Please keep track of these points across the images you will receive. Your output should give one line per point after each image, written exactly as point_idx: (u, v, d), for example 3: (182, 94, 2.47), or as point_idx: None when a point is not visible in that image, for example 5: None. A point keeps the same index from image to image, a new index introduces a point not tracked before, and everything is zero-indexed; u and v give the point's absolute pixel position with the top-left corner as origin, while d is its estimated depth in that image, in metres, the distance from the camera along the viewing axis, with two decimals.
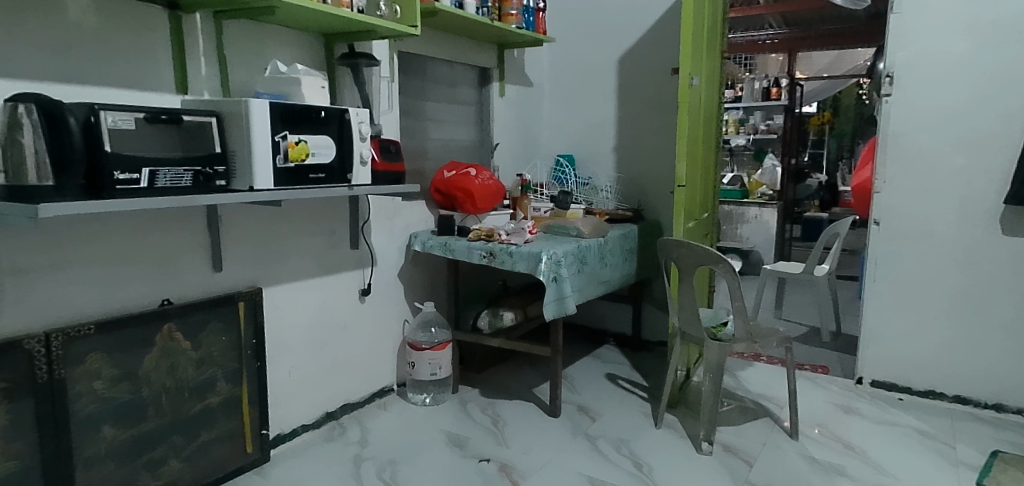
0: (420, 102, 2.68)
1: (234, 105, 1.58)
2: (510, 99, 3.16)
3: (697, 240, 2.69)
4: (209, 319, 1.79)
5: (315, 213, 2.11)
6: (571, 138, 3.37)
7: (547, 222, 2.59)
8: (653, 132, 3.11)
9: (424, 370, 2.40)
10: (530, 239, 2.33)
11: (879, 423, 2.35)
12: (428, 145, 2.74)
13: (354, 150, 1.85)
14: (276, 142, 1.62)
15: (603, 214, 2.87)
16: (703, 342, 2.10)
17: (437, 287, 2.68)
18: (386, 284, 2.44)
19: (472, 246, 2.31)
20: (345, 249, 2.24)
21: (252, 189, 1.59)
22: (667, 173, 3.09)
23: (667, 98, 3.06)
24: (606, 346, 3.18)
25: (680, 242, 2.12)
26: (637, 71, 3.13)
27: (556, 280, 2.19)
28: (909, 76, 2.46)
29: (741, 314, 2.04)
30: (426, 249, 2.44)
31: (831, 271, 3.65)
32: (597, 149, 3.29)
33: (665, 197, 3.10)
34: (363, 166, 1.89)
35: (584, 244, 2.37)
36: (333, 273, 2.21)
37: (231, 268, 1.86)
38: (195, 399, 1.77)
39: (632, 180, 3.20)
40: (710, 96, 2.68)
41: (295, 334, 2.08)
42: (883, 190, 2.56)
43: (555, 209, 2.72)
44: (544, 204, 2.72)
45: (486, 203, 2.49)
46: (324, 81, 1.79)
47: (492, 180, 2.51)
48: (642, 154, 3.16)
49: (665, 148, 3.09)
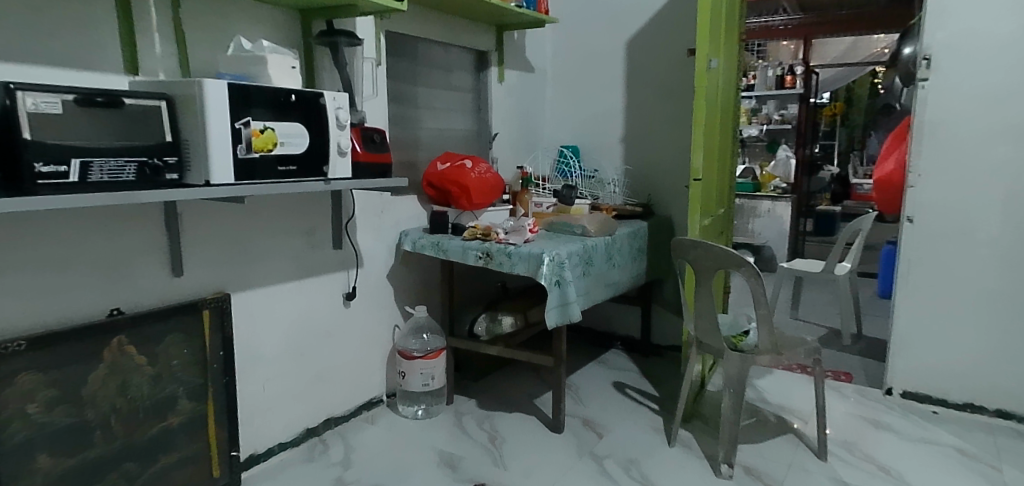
0: (410, 88, 2.47)
1: (187, 86, 1.37)
2: (510, 86, 2.94)
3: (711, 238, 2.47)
4: (167, 330, 1.58)
5: (292, 210, 1.90)
6: (575, 128, 3.16)
7: (549, 219, 2.38)
8: (665, 122, 2.89)
9: (415, 381, 2.19)
10: (530, 238, 2.12)
11: (915, 441, 2.14)
12: (420, 136, 2.54)
13: (331, 139, 1.64)
14: (237, 129, 1.41)
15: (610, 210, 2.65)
16: (722, 353, 1.89)
17: (430, 290, 2.47)
18: (374, 286, 2.24)
19: (467, 245, 2.09)
20: (327, 249, 2.03)
21: (208, 183, 1.38)
22: (679, 166, 2.87)
23: (679, 84, 2.84)
24: (613, 351, 2.97)
25: (697, 242, 1.90)
26: (647, 56, 2.91)
27: (558, 284, 1.98)
28: (948, 59, 2.23)
29: (766, 323, 1.83)
30: (417, 248, 2.21)
31: (852, 269, 3.43)
32: (604, 140, 3.07)
33: (676, 191, 2.88)
34: (341, 157, 1.68)
35: (590, 243, 2.16)
36: (313, 275, 2.00)
37: (194, 272, 1.65)
38: (152, 421, 1.57)
39: (641, 173, 2.98)
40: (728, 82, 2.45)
41: (270, 344, 1.88)
42: (918, 184, 2.34)
43: (559, 205, 2.52)
44: (546, 200, 2.53)
45: (482, 197, 2.29)
46: (296, 61, 1.58)
47: (489, 173, 2.33)
48: (652, 146, 2.94)
49: (678, 139, 2.87)
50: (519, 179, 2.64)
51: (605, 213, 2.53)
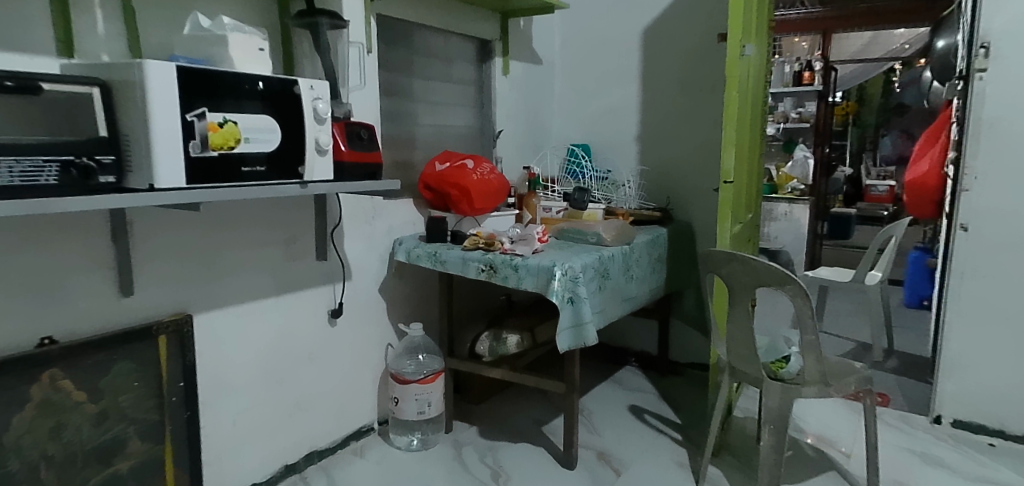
0: (406, 81, 2.23)
1: (125, 69, 1.12)
2: (515, 79, 2.70)
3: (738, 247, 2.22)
4: (113, 360, 1.34)
5: (268, 218, 1.65)
6: (585, 126, 2.91)
7: (560, 225, 2.13)
8: (686, 119, 2.65)
9: (409, 408, 1.95)
10: (539, 248, 1.87)
11: (974, 480, 1.89)
12: (416, 134, 2.30)
13: (308, 135, 1.40)
14: (188, 122, 1.17)
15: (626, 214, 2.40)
16: (763, 384, 1.65)
17: (427, 305, 2.23)
18: (364, 301, 1.99)
19: (467, 256, 1.85)
20: (309, 262, 1.79)
21: (153, 187, 1.14)
22: (701, 167, 2.63)
23: (702, 77, 2.59)
24: (627, 368, 2.74)
25: (732, 255, 1.65)
26: (666, 46, 2.66)
27: (572, 301, 1.73)
28: (1009, 47, 1.98)
29: (813, 350, 1.58)
30: (411, 259, 1.97)
31: (884, 278, 3.17)
32: (617, 139, 2.83)
33: (697, 194, 2.64)
34: (320, 156, 1.44)
35: (606, 254, 1.91)
36: (293, 291, 1.76)
37: (147, 291, 1.40)
38: (95, 467, 1.33)
39: (659, 175, 2.74)
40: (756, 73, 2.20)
41: (242, 372, 1.63)
42: (973, 187, 2.09)
43: (569, 209, 2.25)
44: (555, 203, 2.26)
45: (484, 200, 2.06)
46: (264, 42, 1.34)
47: (493, 174, 2.10)
48: (670, 145, 2.69)
49: (699, 137, 2.62)
50: (526, 180, 2.40)
51: (621, 218, 2.28)
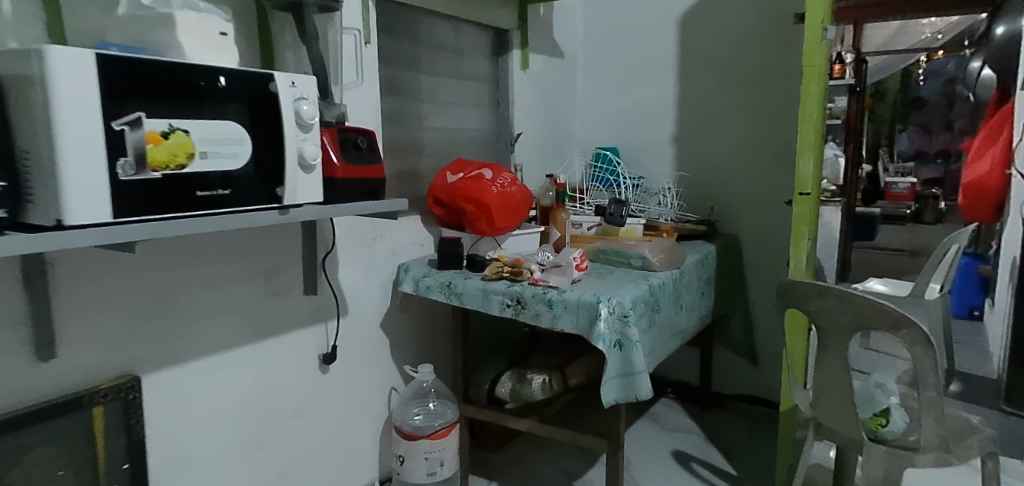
0: (411, 77, 1.91)
1: (21, 57, 0.79)
2: (534, 75, 2.38)
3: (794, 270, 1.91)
4: (30, 445, 1.01)
5: (241, 247, 1.33)
6: (613, 127, 2.59)
7: (597, 243, 1.82)
8: (731, 117, 2.32)
9: (417, 469, 1.61)
10: (577, 279, 1.54)
11: None
12: (424, 139, 1.98)
13: (289, 146, 1.06)
14: (116, 133, 0.84)
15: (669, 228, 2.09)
16: (864, 449, 1.33)
17: (438, 340, 1.91)
18: (363, 340, 1.66)
19: (489, 289, 1.52)
20: (295, 299, 1.47)
21: (62, 224, 0.81)
22: (748, 172, 2.30)
23: (749, 69, 2.27)
24: (663, 401, 2.42)
25: (823, 290, 1.33)
26: (707, 34, 2.33)
27: (621, 345, 1.41)
28: None
29: (933, 409, 1.25)
30: (420, 291, 1.63)
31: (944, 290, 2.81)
32: (650, 141, 2.51)
33: (743, 203, 2.32)
34: (305, 173, 1.11)
35: (656, 283, 1.59)
36: (275, 335, 1.43)
37: (77, 351, 1.07)
38: None
39: (699, 182, 2.41)
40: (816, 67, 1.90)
41: (210, 440, 1.31)
42: None
43: (603, 225, 1.95)
44: (587, 219, 1.99)
45: (506, 216, 1.75)
46: (228, 25, 1.02)
47: (514, 186, 1.78)
48: (713, 148, 2.37)
49: (745, 139, 2.30)
50: (550, 190, 2.10)
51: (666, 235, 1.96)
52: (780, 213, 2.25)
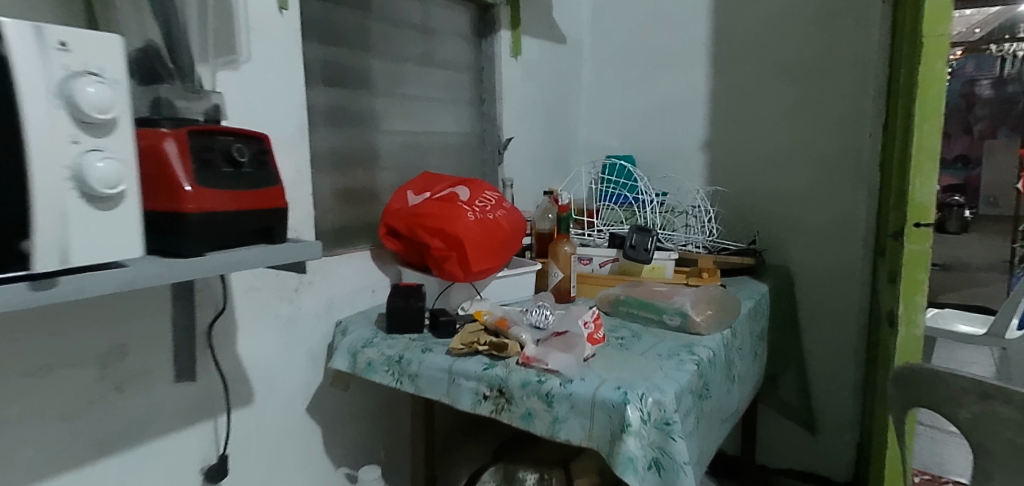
0: (361, 62, 1.41)
1: None
2: (529, 64, 1.88)
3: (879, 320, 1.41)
4: None
5: (54, 320, 0.83)
6: (628, 130, 2.11)
7: (617, 288, 1.34)
8: (781, 118, 1.84)
9: None
10: (593, 353, 1.04)
11: None
12: (382, 146, 1.49)
13: (46, 162, 0.56)
14: None
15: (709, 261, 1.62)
16: None
17: (396, 421, 1.40)
18: (281, 434, 1.16)
19: (456, 372, 1.01)
20: (162, 390, 0.97)
21: None
22: (804, 188, 1.82)
23: (806, 57, 1.79)
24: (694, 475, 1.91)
25: (996, 390, 0.81)
26: (749, 13, 1.86)
27: (660, 471, 0.89)
28: None
29: None
30: (358, 370, 1.12)
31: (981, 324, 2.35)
32: (674, 147, 2.02)
33: (794, 226, 1.84)
34: (94, 210, 0.60)
35: (706, 357, 1.08)
36: (127, 450, 0.93)
37: None
38: None
39: (738, 201, 1.93)
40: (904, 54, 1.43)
41: None
42: None
43: (619, 261, 1.48)
44: (598, 251, 1.49)
45: (487, 255, 1.25)
46: None
47: (498, 211, 1.30)
48: (756, 157, 1.89)
49: (802, 146, 1.81)
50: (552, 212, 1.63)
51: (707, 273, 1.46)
52: (845, 242, 1.77)
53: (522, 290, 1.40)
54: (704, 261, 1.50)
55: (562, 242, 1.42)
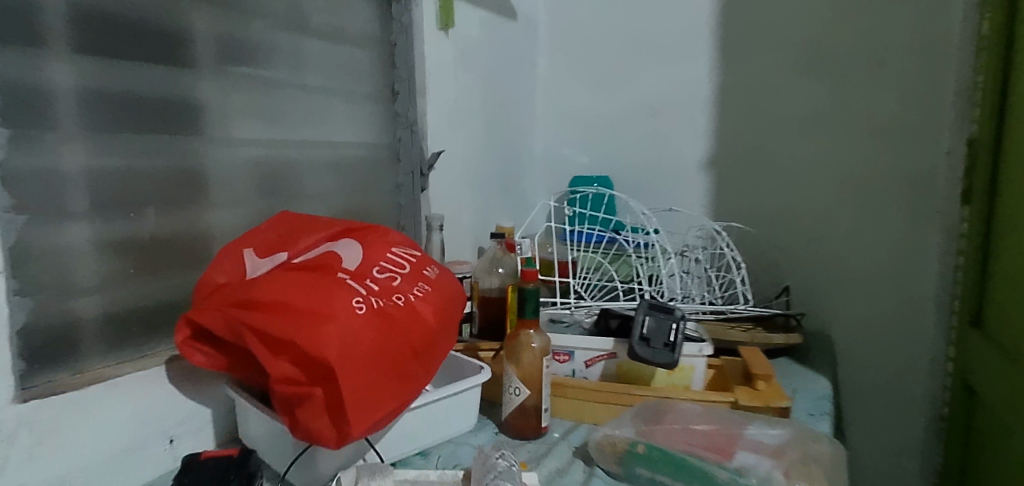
0: (167, 12, 0.78)
1: None
2: (465, 43, 1.29)
3: None
4: None
5: None
6: (602, 140, 1.55)
7: (629, 425, 0.76)
8: (814, 130, 1.33)
9: None
10: None
11: None
12: (221, 164, 0.86)
13: None
14: None
15: (740, 338, 1.07)
16: None
17: None
18: None
19: None
20: None
21: None
22: (851, 227, 1.30)
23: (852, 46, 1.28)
24: None
25: None
26: None
27: None
28: None
29: None
30: None
31: None
32: (666, 165, 1.48)
33: (836, 276, 1.33)
34: None
35: None
36: None
37: None
38: None
39: (756, 240, 1.40)
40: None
41: None
42: None
43: (614, 355, 0.91)
44: (581, 339, 0.92)
45: (383, 381, 0.64)
46: None
47: (416, 293, 0.72)
48: (781, 181, 1.36)
49: (848, 167, 1.30)
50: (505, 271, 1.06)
51: (756, 368, 0.91)
52: (911, 304, 1.26)
53: (455, 422, 0.82)
54: (753, 356, 0.93)
55: (526, 332, 0.85)
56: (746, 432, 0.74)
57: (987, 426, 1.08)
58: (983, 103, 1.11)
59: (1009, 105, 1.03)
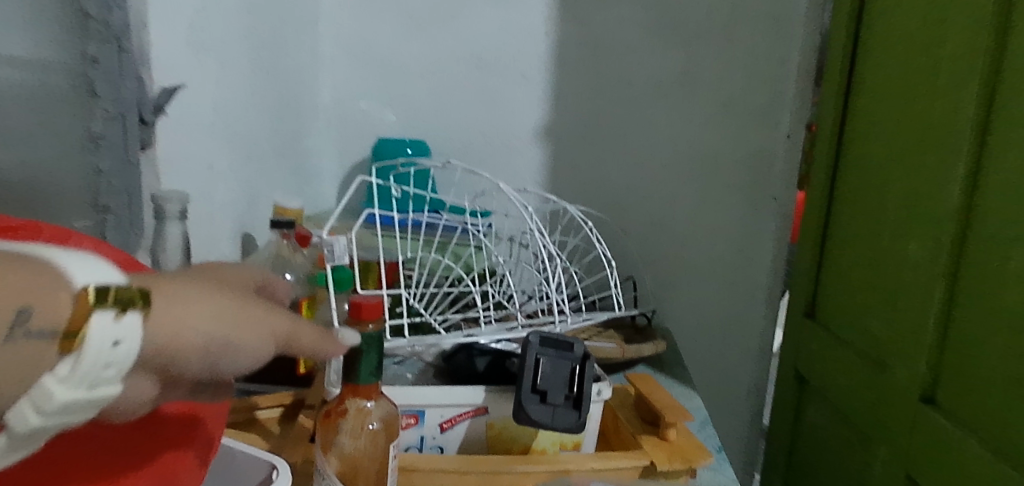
0: None
1: None
2: None
3: None
4: None
5: None
6: (412, 94, 1.20)
7: None
8: (662, 99, 1.15)
9: None
10: None
11: None
12: None
13: None
14: None
15: (613, 352, 0.85)
16: None
17: None
18: None
19: None
20: None
21: None
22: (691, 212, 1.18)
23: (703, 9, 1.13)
24: None
25: None
26: None
27: None
28: None
29: None
30: None
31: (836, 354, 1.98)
32: (493, 131, 1.20)
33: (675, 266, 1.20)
34: None
35: None
36: None
37: None
38: None
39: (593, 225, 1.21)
40: (904, 21, 0.84)
41: None
42: None
43: (482, 411, 0.62)
44: (433, 391, 0.60)
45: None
46: None
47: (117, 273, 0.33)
48: (625, 156, 1.17)
49: (692, 146, 1.16)
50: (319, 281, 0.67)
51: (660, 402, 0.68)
52: (743, 294, 1.18)
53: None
54: (653, 388, 0.70)
55: (356, 404, 0.51)
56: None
57: (809, 448, 1.02)
58: (821, 89, 1.04)
59: (855, 93, 0.96)
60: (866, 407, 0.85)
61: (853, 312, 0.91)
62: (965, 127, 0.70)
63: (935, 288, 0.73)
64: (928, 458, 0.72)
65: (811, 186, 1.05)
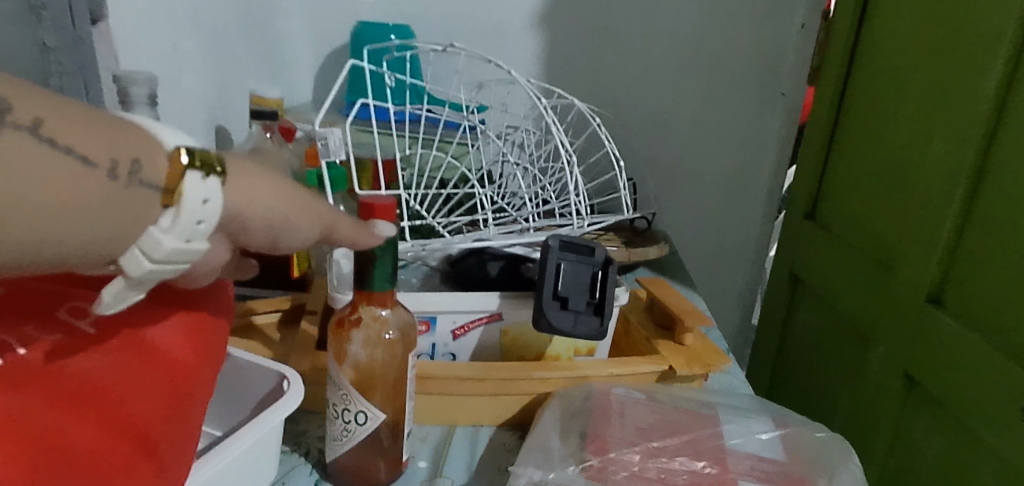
0: None
1: None
2: None
3: (878, 402, 0.82)
4: None
5: None
6: None
7: (566, 463, 0.46)
8: None
9: None
10: None
11: None
12: None
13: None
14: None
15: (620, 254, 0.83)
16: None
17: None
18: None
19: None
20: None
21: None
22: (693, 111, 1.12)
23: None
24: None
25: None
26: None
27: None
28: None
29: None
30: None
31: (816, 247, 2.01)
32: (484, 17, 1.09)
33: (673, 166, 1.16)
34: None
35: None
36: None
37: None
38: None
39: None
40: None
41: None
42: None
43: (494, 318, 0.58)
44: (445, 298, 0.56)
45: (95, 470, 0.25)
46: None
47: None
48: (627, 48, 1.09)
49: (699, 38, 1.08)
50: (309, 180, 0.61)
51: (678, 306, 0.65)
52: (740, 196, 1.16)
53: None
54: (669, 292, 0.67)
55: (371, 312, 0.47)
56: (727, 445, 0.48)
57: (799, 345, 1.04)
58: None
59: None
60: (865, 306, 0.86)
61: (859, 213, 0.90)
62: (1008, 15, 0.66)
63: (955, 186, 0.71)
64: (930, 356, 0.73)
65: (821, 83, 1.00)
